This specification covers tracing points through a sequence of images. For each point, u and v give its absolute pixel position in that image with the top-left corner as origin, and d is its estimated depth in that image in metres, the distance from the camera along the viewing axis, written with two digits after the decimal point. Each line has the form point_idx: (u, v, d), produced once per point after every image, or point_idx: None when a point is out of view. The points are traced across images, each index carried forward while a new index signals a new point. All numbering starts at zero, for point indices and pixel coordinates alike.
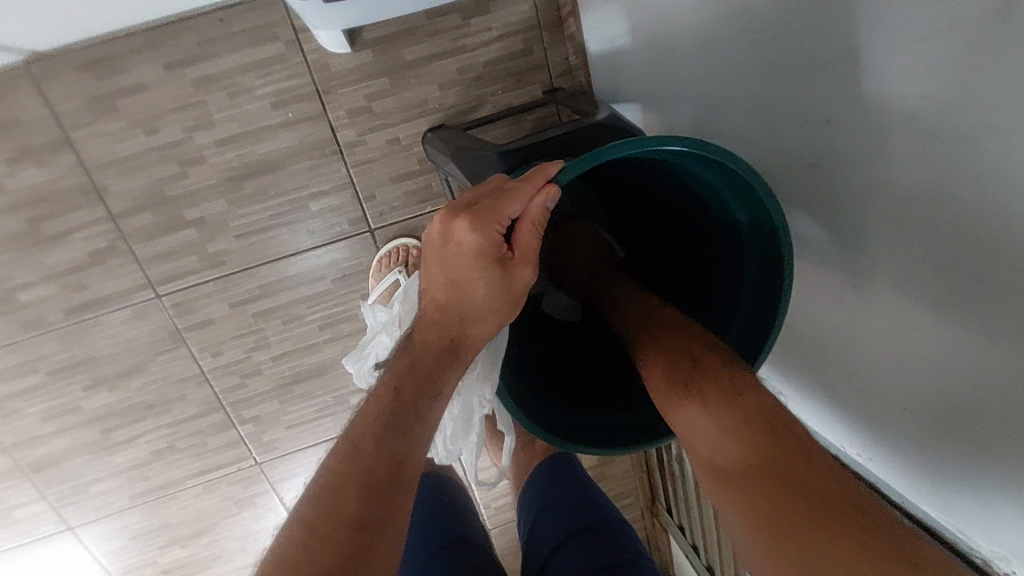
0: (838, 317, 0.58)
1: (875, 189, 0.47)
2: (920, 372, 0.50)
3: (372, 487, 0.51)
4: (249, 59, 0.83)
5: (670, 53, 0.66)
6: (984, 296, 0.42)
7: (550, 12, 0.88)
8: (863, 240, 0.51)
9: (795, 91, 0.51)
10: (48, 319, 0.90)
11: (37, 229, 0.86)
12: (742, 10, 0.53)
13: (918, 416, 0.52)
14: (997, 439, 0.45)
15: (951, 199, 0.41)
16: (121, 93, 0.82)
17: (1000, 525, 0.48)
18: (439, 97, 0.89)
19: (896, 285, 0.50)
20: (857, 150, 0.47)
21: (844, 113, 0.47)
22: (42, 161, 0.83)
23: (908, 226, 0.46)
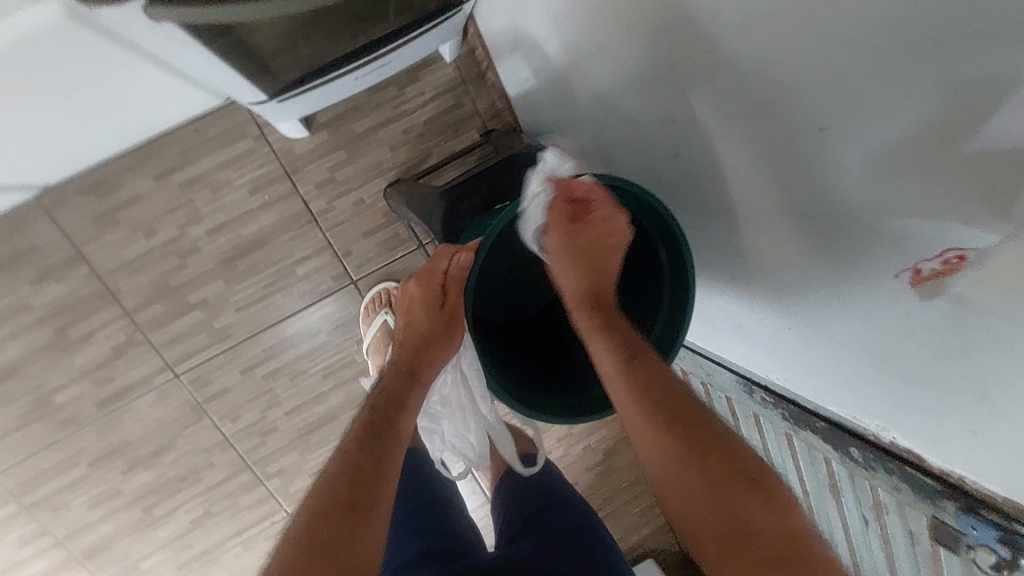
0: (726, 256, 0.66)
1: (722, 121, 0.54)
2: (795, 280, 0.56)
3: (357, 478, 0.60)
4: (224, 158, 0.97)
5: (565, 87, 0.79)
6: (821, 177, 0.47)
7: (471, 69, 1.03)
8: (723, 174, 0.58)
9: (646, 89, 0.62)
10: (84, 415, 1.01)
11: (63, 336, 0.98)
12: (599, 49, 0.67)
13: (801, 321, 0.58)
14: (859, 319, 0.50)
15: (787, 99, 0.48)
16: (121, 206, 0.96)
17: (880, 402, 0.53)
18: (391, 157, 1.03)
19: (756, 204, 0.56)
20: (701, 90, 0.55)
21: (687, 63, 0.55)
22: (61, 276, 0.96)
23: (758, 142, 0.52)
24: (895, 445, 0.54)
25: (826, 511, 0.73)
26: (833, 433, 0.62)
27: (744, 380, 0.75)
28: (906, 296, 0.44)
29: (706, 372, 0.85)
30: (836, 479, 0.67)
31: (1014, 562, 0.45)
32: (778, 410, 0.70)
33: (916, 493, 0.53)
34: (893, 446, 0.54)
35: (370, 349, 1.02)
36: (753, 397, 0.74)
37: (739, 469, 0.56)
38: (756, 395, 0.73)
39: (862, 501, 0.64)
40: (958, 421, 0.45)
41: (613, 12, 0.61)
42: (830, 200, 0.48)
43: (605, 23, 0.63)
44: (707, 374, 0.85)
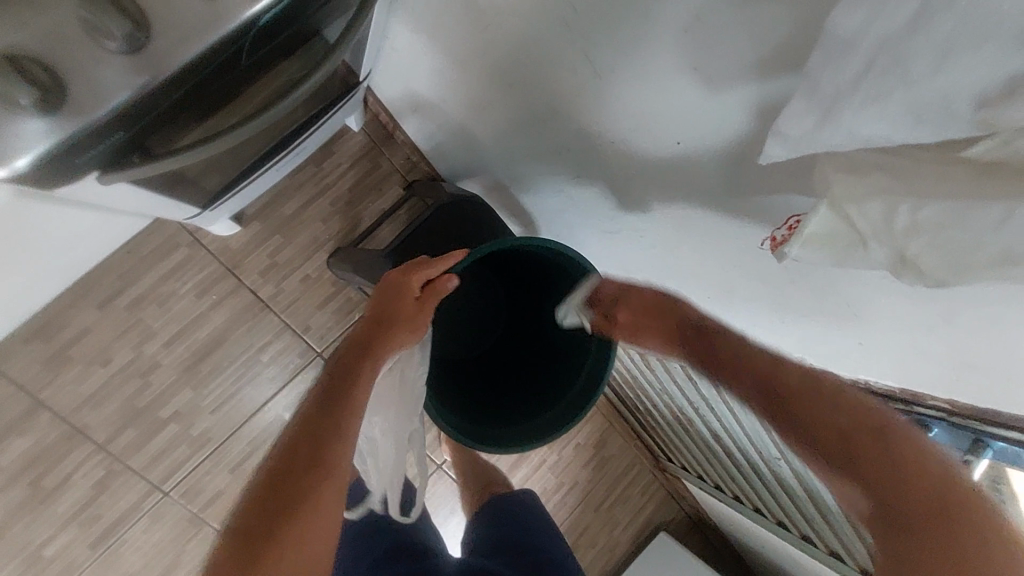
0: (639, 247, 0.74)
1: (590, 140, 0.64)
2: (697, 258, 0.64)
3: (314, 430, 0.57)
4: (164, 271, 1.00)
5: (466, 134, 0.88)
6: (669, 173, 0.57)
7: (378, 133, 1.10)
8: (608, 181, 0.67)
9: (530, 123, 0.71)
10: (78, 561, 0.99)
11: (39, 488, 0.96)
12: (483, 102, 0.76)
13: (713, 288, 0.67)
14: (750, 275, 0.59)
15: (617, 119, 0.57)
16: (70, 344, 0.96)
17: (790, 338, 0.62)
18: (325, 229, 1.08)
19: (641, 201, 0.65)
20: (565, 118, 0.64)
21: (549, 101, 0.64)
22: (23, 429, 0.95)
23: (618, 154, 0.61)
24: None
25: None
26: None
27: None
28: (768, 260, 0.55)
29: (657, 349, 0.93)
30: None
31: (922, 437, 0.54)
32: None
33: None
34: None
35: None
36: None
37: (920, 497, 0.44)
38: None
39: None
40: (848, 339, 0.54)
41: (490, 69, 0.69)
42: (691, 195, 0.56)
43: (487, 78, 0.71)
44: (659, 352, 0.93)
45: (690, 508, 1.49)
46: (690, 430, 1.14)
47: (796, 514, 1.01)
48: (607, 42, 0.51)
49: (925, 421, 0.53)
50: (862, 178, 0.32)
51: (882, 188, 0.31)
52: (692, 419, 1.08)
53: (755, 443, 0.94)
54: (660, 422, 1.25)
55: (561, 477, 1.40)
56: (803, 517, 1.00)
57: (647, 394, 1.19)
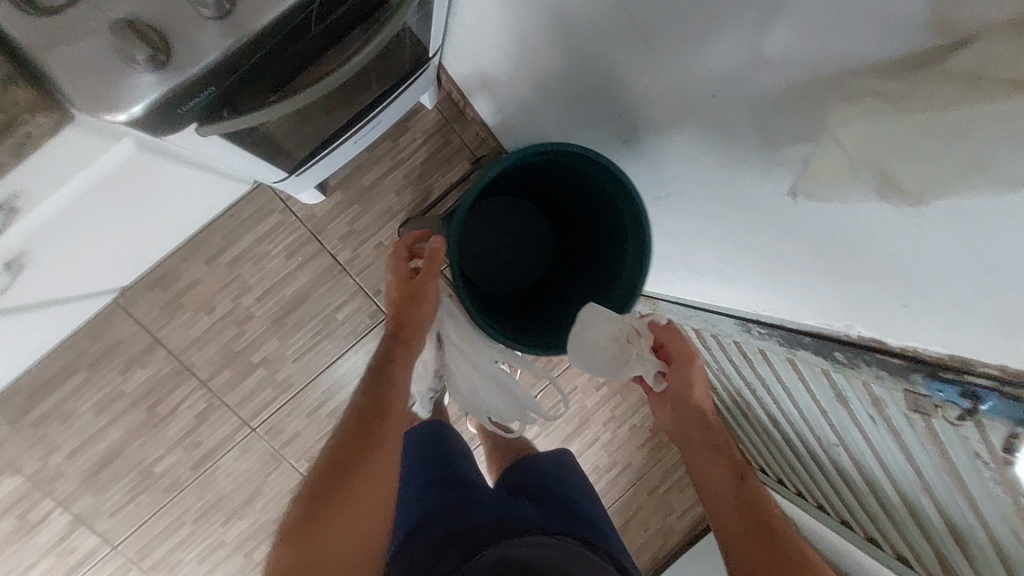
0: (689, 213, 0.74)
1: (638, 101, 0.65)
2: (744, 219, 0.63)
3: (350, 425, 0.69)
4: (260, 233, 1.13)
5: (527, 106, 0.92)
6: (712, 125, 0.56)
7: (451, 111, 1.17)
8: (658, 142, 0.68)
9: (582, 88, 0.73)
10: (182, 478, 1.15)
11: (155, 412, 1.13)
12: (540, 71, 0.80)
13: (759, 252, 0.65)
14: (795, 235, 0.57)
15: (664, 71, 0.58)
16: (183, 292, 1.12)
17: (838, 305, 0.60)
18: (399, 200, 1.17)
19: (688, 161, 0.65)
20: (614, 79, 0.66)
21: (597, 63, 0.66)
22: (145, 361, 1.11)
23: (665, 111, 0.62)
24: (866, 337, 0.60)
25: (846, 425, 0.79)
26: (820, 345, 0.68)
27: (741, 320, 0.81)
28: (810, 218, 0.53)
29: (709, 324, 0.92)
30: (839, 389, 0.73)
31: (975, 410, 0.51)
32: (776, 338, 0.76)
33: (891, 377, 0.60)
34: (866, 338, 0.60)
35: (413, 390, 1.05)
36: (752, 334, 0.80)
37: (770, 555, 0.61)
38: (754, 331, 0.79)
39: (862, 400, 0.71)
40: (892, 299, 0.52)
41: (544, 33, 0.73)
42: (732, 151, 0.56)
43: (542, 44, 0.74)
44: (710, 326, 0.92)
45: None
46: (749, 415, 1.11)
47: (859, 511, 0.95)
48: None
49: (979, 393, 0.50)
50: None
51: None
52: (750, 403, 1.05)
53: (812, 427, 0.90)
54: (719, 406, 1.22)
55: (615, 456, 1.40)
56: (864, 512, 0.94)
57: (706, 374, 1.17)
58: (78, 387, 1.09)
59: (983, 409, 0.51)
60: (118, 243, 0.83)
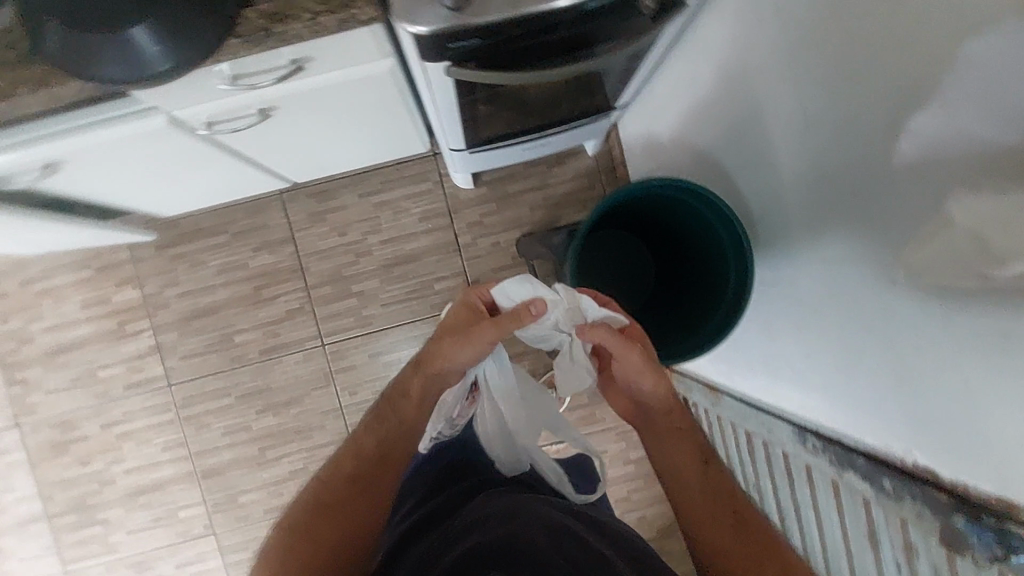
0: (791, 306, 0.80)
1: (792, 168, 0.72)
2: (840, 318, 0.68)
3: (359, 449, 0.80)
4: (410, 192, 1.31)
5: (681, 174, 1.04)
6: (852, 202, 0.62)
7: (605, 164, 1.32)
8: (792, 214, 0.75)
9: (744, 144, 0.82)
10: (249, 357, 1.28)
11: (259, 293, 1.28)
12: (709, 125, 0.89)
13: (841, 354, 0.70)
14: (881, 339, 0.62)
15: (826, 141, 0.64)
16: (330, 210, 1.30)
17: (904, 425, 0.62)
18: (529, 216, 1.32)
19: (809, 242, 0.72)
20: (775, 142, 0.74)
21: (766, 125, 0.75)
22: (275, 250, 1.28)
23: (812, 183, 0.68)
24: (921, 465, 0.62)
25: None
26: (871, 470, 0.69)
27: (799, 429, 0.84)
28: (902, 320, 0.58)
29: (765, 429, 0.94)
30: (872, 529, 0.72)
31: (1006, 560, 0.51)
32: (827, 454, 0.78)
33: (932, 516, 0.60)
34: (920, 467, 0.62)
35: None
36: (806, 446, 0.82)
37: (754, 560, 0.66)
38: (808, 443, 0.82)
39: (888, 548, 0.68)
40: (959, 423, 0.54)
41: (723, 115, 0.85)
42: (860, 233, 0.62)
43: (721, 120, 0.86)
44: (766, 431, 0.94)
45: None
46: None
47: None
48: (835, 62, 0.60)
49: (1016, 544, 0.51)
50: None
51: None
52: None
53: None
54: None
55: None
56: None
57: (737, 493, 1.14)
58: (218, 245, 1.27)
59: (1014, 560, 0.51)
60: (318, 143, 1.01)
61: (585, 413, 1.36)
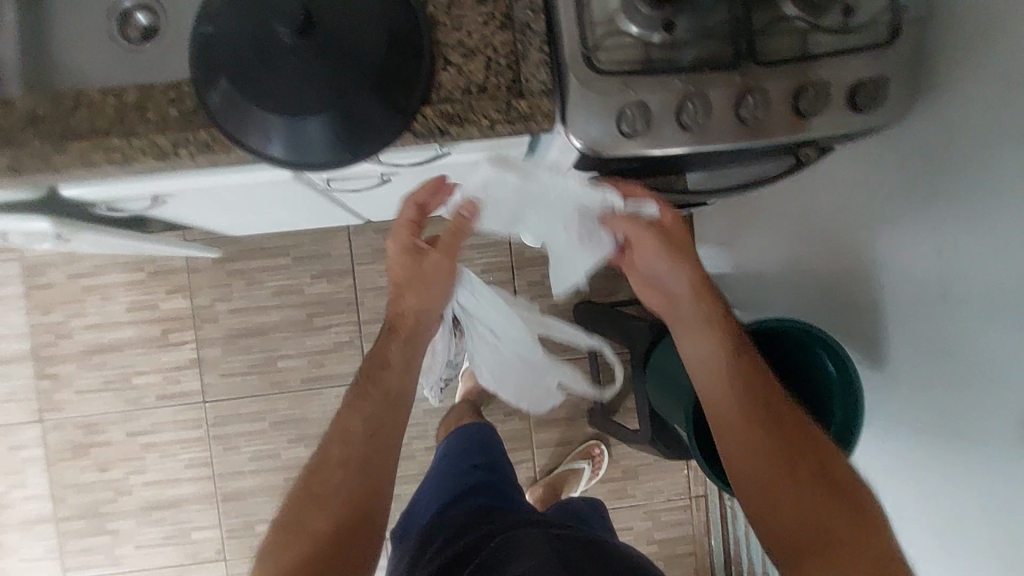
0: (874, 454, 0.80)
1: (896, 335, 0.73)
2: (937, 490, 0.69)
3: (348, 442, 0.67)
4: (477, 242, 1.29)
5: (750, 288, 1.05)
6: (970, 394, 0.63)
7: None
8: (888, 377, 0.76)
9: (833, 289, 0.83)
10: (289, 383, 1.25)
11: (310, 321, 1.26)
12: (790, 261, 0.91)
13: (933, 521, 0.70)
14: (986, 528, 0.63)
15: (946, 326, 0.65)
16: None
17: None
18: (590, 283, 1.31)
19: (907, 409, 0.73)
20: (877, 305, 0.75)
21: (868, 286, 0.76)
22: (332, 280, 1.26)
23: (921, 359, 0.69)
24: None
25: None
26: None
27: None
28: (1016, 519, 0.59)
29: None
30: None
31: None
32: None
33: None
34: None
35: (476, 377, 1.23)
36: None
37: (828, 532, 0.54)
38: None
39: None
40: None
41: (812, 270, 0.86)
42: (975, 428, 0.63)
43: (808, 271, 0.87)
44: None
45: None
46: None
47: None
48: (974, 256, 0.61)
49: None
50: None
51: None
52: None
53: None
54: None
55: None
56: None
57: None
58: (277, 267, 1.24)
59: None
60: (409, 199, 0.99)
61: (615, 486, 1.35)
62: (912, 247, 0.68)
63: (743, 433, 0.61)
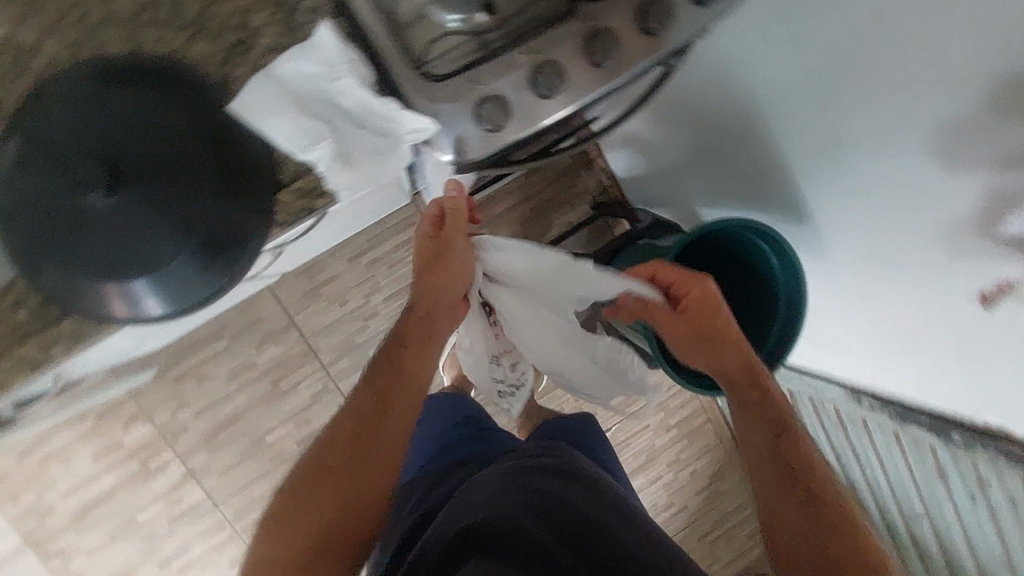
0: (829, 297, 0.85)
1: (814, 195, 0.75)
2: (890, 314, 0.74)
3: (340, 436, 0.66)
4: (399, 241, 1.25)
5: (672, 181, 1.06)
6: (894, 229, 0.66)
7: (581, 159, 1.30)
8: (819, 233, 0.79)
9: (743, 170, 0.85)
10: (287, 452, 1.24)
11: (277, 387, 1.22)
12: (699, 155, 0.93)
13: (893, 339, 0.76)
14: (940, 334, 0.68)
15: (852, 175, 0.67)
16: (322, 284, 1.23)
17: (973, 394, 0.70)
18: (522, 231, 1.30)
19: (847, 255, 0.76)
20: (788, 173, 0.77)
21: (773, 159, 0.78)
22: (279, 340, 1.22)
23: (844, 211, 0.72)
24: (990, 422, 0.71)
25: (937, 497, 0.88)
26: (938, 423, 0.79)
27: (852, 389, 0.92)
28: (964, 317, 0.63)
29: (814, 388, 1.02)
30: (942, 466, 0.83)
31: None
32: (888, 409, 0.86)
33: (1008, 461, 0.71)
34: (990, 424, 0.71)
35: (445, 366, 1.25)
36: (862, 404, 0.91)
37: (814, 527, 0.61)
38: (864, 402, 0.91)
39: (966, 477, 0.80)
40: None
41: (721, 156, 0.87)
42: (907, 255, 0.67)
43: (717, 157, 0.88)
44: (815, 389, 1.02)
45: None
46: None
47: None
48: (848, 105, 0.62)
49: None
50: None
51: None
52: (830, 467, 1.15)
53: (896, 496, 0.99)
54: None
55: (673, 497, 1.47)
56: None
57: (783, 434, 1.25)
58: (219, 353, 1.19)
59: None
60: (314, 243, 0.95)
61: (622, 397, 1.42)
62: (797, 105, 0.69)
63: (761, 418, 0.69)
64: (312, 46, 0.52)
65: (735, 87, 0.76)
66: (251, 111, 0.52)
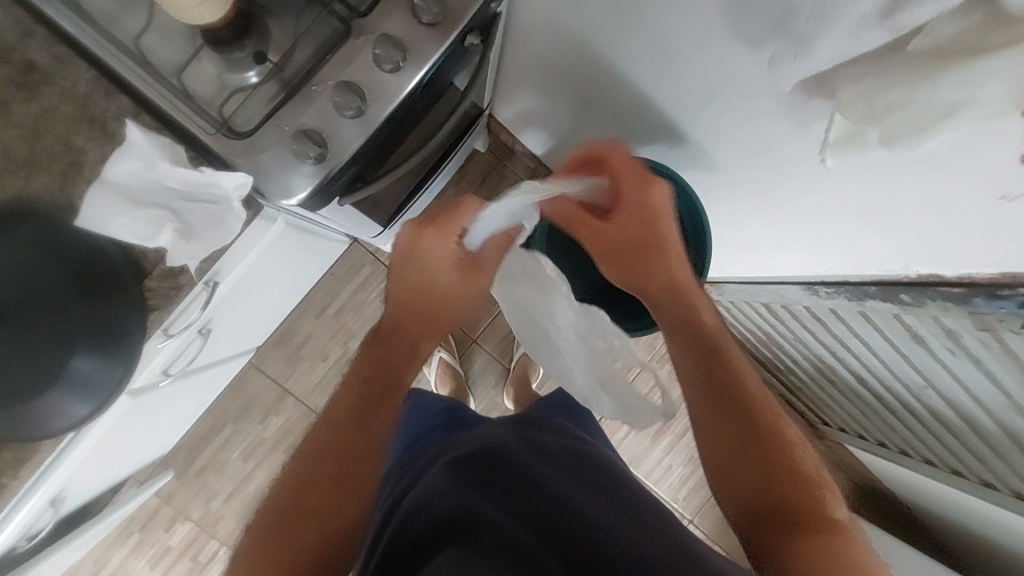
0: (741, 202, 0.84)
1: (677, 109, 0.75)
2: (788, 199, 0.72)
3: (337, 427, 0.57)
4: (356, 284, 1.30)
5: (577, 141, 1.07)
6: (744, 118, 0.65)
7: (501, 150, 1.33)
8: (701, 144, 0.78)
9: (615, 108, 0.86)
10: None
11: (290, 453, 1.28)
12: (581, 108, 0.94)
13: (804, 223, 0.75)
14: (830, 203, 0.66)
15: (688, 79, 0.67)
16: (301, 347, 1.29)
17: (892, 250, 0.67)
18: None
19: (731, 156, 0.75)
20: (647, 97, 0.77)
21: (629, 89, 0.78)
22: (278, 410, 1.28)
23: (704, 115, 0.71)
24: (920, 273, 0.68)
25: (926, 362, 0.84)
26: (885, 290, 0.75)
27: (807, 284, 0.88)
28: (837, 180, 0.62)
29: (779, 294, 0.98)
30: (914, 330, 0.79)
31: None
32: (843, 291, 0.82)
33: (955, 304, 0.67)
34: (922, 275, 0.68)
35: (437, 385, 1.28)
36: (821, 295, 0.87)
37: (754, 448, 0.54)
38: (821, 293, 0.87)
39: (936, 333, 0.76)
40: (930, 235, 0.59)
41: (594, 103, 0.88)
42: (768, 139, 0.65)
43: (592, 104, 0.89)
44: (780, 295, 0.98)
45: (856, 474, 1.41)
46: (835, 380, 1.14)
47: (964, 453, 0.94)
48: (648, 17, 0.63)
49: None
50: (851, 81, 0.43)
51: (868, 88, 0.42)
52: (833, 366, 1.10)
53: (898, 375, 0.94)
54: (804, 378, 1.25)
55: None
56: (971, 455, 0.93)
57: (783, 347, 1.21)
58: (230, 439, 1.27)
59: None
60: (261, 313, 1.00)
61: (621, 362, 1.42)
62: (617, 32, 0.69)
63: (700, 337, 0.62)
64: (128, 145, 0.55)
65: (565, 35, 0.78)
66: (96, 223, 0.54)
